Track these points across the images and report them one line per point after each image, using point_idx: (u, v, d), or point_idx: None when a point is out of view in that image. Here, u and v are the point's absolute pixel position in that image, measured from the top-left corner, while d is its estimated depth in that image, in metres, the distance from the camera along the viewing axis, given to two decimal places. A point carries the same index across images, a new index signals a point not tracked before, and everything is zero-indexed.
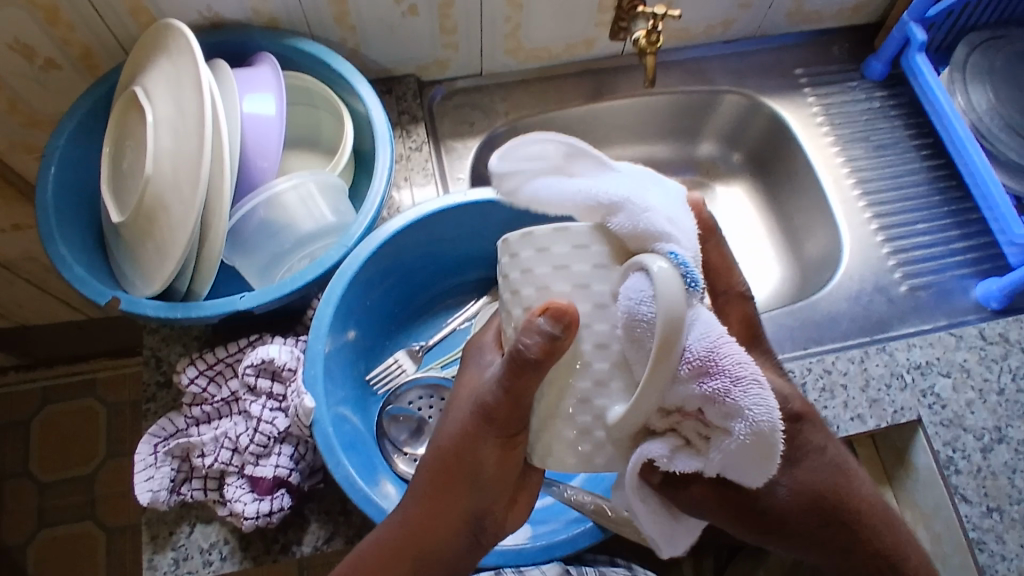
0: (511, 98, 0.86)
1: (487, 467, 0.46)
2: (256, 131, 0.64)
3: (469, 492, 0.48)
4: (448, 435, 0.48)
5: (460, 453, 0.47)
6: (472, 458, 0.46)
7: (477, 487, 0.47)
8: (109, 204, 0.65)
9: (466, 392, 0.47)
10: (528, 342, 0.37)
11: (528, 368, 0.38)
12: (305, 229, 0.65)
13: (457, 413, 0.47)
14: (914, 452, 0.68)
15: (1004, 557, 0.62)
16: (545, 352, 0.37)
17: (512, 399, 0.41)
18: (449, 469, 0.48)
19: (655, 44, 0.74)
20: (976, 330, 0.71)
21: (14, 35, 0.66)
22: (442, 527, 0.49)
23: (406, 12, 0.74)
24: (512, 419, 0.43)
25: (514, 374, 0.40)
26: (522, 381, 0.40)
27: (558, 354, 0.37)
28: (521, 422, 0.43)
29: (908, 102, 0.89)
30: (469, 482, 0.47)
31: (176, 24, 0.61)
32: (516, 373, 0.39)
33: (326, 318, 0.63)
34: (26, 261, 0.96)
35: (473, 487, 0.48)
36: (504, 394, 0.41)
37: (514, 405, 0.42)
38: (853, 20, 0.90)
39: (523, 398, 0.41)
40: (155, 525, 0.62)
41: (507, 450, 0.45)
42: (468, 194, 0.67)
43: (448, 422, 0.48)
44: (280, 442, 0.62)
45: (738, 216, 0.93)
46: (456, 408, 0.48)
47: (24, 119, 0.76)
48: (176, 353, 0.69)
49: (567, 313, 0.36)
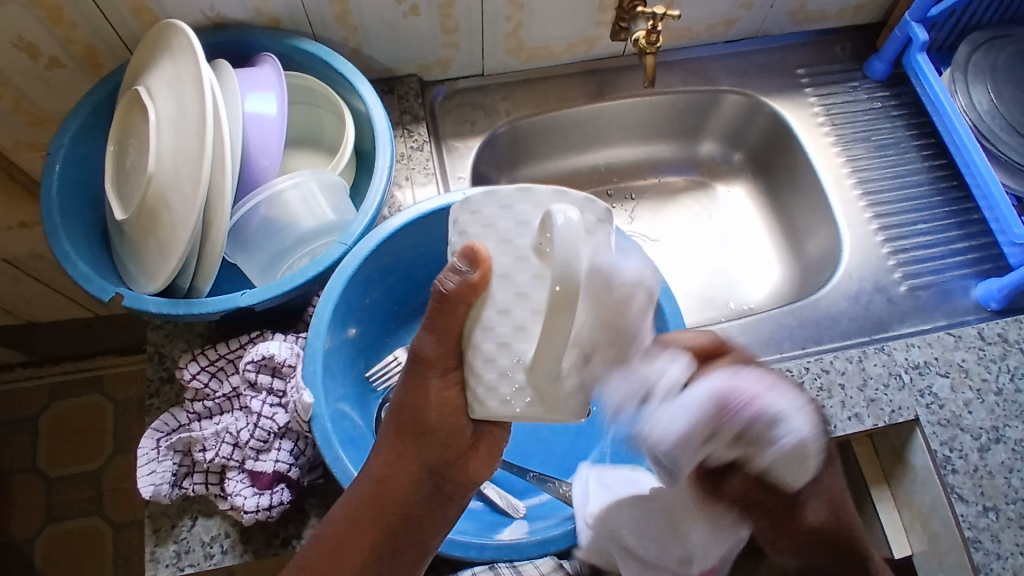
0: (512, 98, 0.87)
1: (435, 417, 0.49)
2: (257, 130, 0.65)
3: (425, 443, 0.51)
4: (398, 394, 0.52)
5: (409, 402, 0.50)
6: (417, 410, 0.50)
7: (429, 437, 0.51)
8: (113, 202, 0.66)
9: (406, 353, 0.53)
10: (446, 279, 0.40)
11: (454, 305, 0.41)
12: (306, 227, 0.66)
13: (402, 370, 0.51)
14: (911, 451, 0.68)
15: (1000, 556, 0.62)
16: (459, 286, 0.39)
17: (442, 337, 0.44)
18: (401, 425, 0.52)
19: (655, 44, 0.75)
20: (975, 330, 0.71)
21: (19, 34, 0.67)
22: (401, 482, 0.52)
23: (408, 12, 0.74)
24: (443, 356, 0.45)
25: (441, 313, 0.43)
26: (448, 317, 0.42)
27: (475, 292, 0.39)
28: (454, 359, 0.45)
29: (911, 102, 0.89)
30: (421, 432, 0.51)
31: (178, 24, 0.62)
32: (443, 312, 0.42)
33: (326, 315, 0.63)
34: (33, 258, 0.98)
35: (426, 438, 0.51)
36: (432, 333, 0.44)
37: (440, 340, 0.44)
38: (855, 19, 0.90)
39: (449, 336, 0.43)
40: (158, 518, 0.63)
41: (447, 388, 0.47)
42: (468, 193, 0.68)
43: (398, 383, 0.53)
44: (280, 437, 0.63)
45: (738, 214, 0.93)
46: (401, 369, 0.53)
47: (29, 117, 0.77)
48: (179, 349, 0.70)
49: (478, 252, 0.38)
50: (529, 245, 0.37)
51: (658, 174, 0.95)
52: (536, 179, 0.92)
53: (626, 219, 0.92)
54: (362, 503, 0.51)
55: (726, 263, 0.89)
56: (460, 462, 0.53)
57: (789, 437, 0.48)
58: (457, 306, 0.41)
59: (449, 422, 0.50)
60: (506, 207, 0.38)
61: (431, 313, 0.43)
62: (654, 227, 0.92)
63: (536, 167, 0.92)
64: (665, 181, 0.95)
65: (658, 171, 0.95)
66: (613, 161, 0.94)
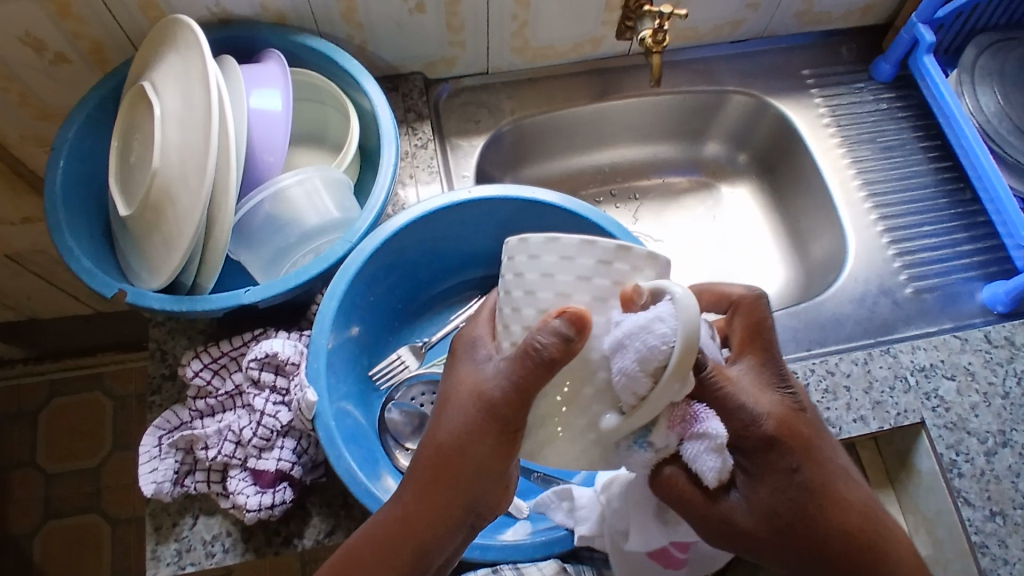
0: (517, 96, 0.86)
1: (485, 461, 0.46)
2: (262, 125, 0.65)
3: (462, 488, 0.47)
4: (444, 430, 0.46)
5: (453, 445, 0.46)
6: (466, 453, 0.46)
7: (474, 481, 0.47)
8: (117, 198, 0.66)
9: (462, 386, 0.46)
10: (544, 340, 0.39)
11: (547, 372, 0.40)
12: (310, 224, 0.66)
13: (455, 407, 0.46)
14: (917, 455, 0.68)
15: (1006, 561, 0.61)
16: (561, 353, 0.39)
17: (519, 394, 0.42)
18: (440, 461, 0.47)
19: (662, 43, 0.75)
20: (982, 333, 0.71)
21: (25, 28, 0.67)
22: (436, 514, 0.48)
23: (414, 9, 0.74)
24: (515, 414, 0.43)
25: (525, 370, 0.41)
26: (536, 379, 0.41)
27: (571, 357, 0.40)
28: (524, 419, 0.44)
29: (918, 104, 0.88)
30: (466, 477, 0.47)
31: (184, 20, 0.62)
32: (528, 372, 0.41)
33: (330, 313, 0.63)
34: (36, 253, 0.98)
35: (464, 482, 0.47)
36: (513, 388, 0.42)
37: (519, 396, 0.42)
38: (863, 21, 0.90)
39: (529, 392, 0.42)
40: (159, 515, 0.62)
41: (507, 446, 0.45)
42: (473, 192, 0.68)
43: (445, 417, 0.47)
44: (283, 435, 0.62)
45: (745, 216, 0.93)
46: (450, 403, 0.46)
47: (33, 112, 0.77)
48: (181, 346, 0.69)
49: (586, 319, 0.39)
50: (618, 304, 0.40)
51: (661, 174, 0.95)
52: (540, 178, 0.92)
53: (631, 219, 0.92)
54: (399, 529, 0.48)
55: (730, 264, 0.89)
56: (490, 504, 0.49)
57: (697, 450, 0.44)
58: (547, 372, 0.40)
59: (492, 472, 0.47)
60: (601, 261, 0.39)
61: (514, 367, 0.42)
62: (658, 227, 0.92)
63: (540, 166, 0.91)
64: (669, 181, 0.94)
65: (661, 172, 0.95)
66: (618, 161, 0.94)
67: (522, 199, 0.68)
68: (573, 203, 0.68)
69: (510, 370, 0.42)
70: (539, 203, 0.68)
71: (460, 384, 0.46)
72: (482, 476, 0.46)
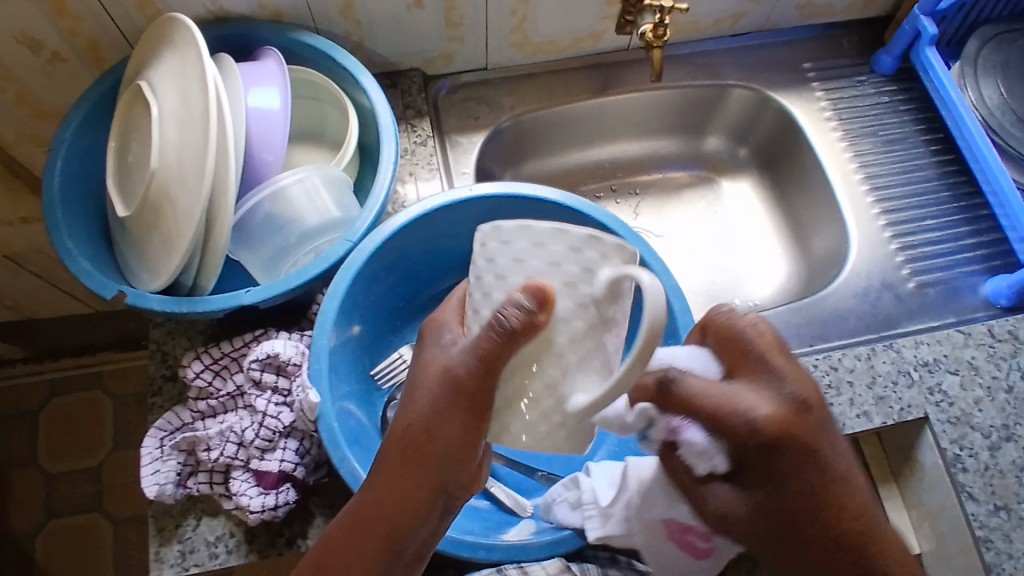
0: (516, 92, 0.86)
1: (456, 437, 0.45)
2: (260, 124, 0.64)
3: (437, 466, 0.47)
4: (416, 411, 0.46)
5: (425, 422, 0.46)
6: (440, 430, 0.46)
7: (447, 460, 0.47)
8: (116, 199, 0.65)
9: (428, 370, 0.45)
10: (508, 315, 0.37)
11: (512, 344, 0.38)
12: (310, 224, 0.65)
13: (420, 388, 0.46)
14: (920, 450, 0.68)
15: (1011, 556, 0.61)
16: (522, 327, 0.37)
17: (484, 369, 0.40)
18: (416, 439, 0.47)
19: (663, 38, 0.74)
20: (985, 328, 0.71)
21: (21, 28, 0.66)
22: (410, 498, 0.48)
23: (412, 5, 0.73)
24: (482, 391, 0.42)
25: (488, 344, 0.39)
26: (502, 352, 0.39)
27: (534, 335, 0.38)
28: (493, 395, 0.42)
29: (919, 97, 0.88)
30: (437, 458, 0.47)
31: (181, 18, 0.61)
32: (491, 346, 0.39)
33: (331, 312, 0.62)
34: (34, 253, 0.97)
35: (439, 458, 0.47)
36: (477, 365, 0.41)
37: (486, 373, 0.41)
38: (864, 13, 0.90)
39: (491, 364, 0.40)
40: (161, 517, 0.62)
41: (477, 421, 0.43)
42: (473, 189, 0.67)
43: (414, 400, 0.46)
44: (285, 436, 0.62)
45: (744, 210, 0.92)
46: (416, 386, 0.46)
47: (30, 113, 0.76)
48: (181, 347, 0.69)
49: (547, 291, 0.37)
50: (589, 292, 0.37)
51: (661, 169, 0.94)
52: (539, 174, 0.92)
53: (631, 214, 0.92)
54: (368, 514, 0.48)
55: (730, 258, 0.89)
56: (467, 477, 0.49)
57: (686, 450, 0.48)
58: (514, 345, 0.38)
59: (465, 447, 0.46)
60: (572, 248, 0.37)
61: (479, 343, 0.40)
62: (658, 223, 0.91)
63: (539, 162, 0.91)
64: (669, 177, 0.94)
65: (662, 167, 0.94)
66: (618, 156, 0.93)
67: (523, 196, 0.68)
68: (574, 200, 0.67)
69: (475, 345, 0.41)
70: (539, 201, 0.68)
71: (429, 368, 0.45)
72: (456, 456, 0.46)
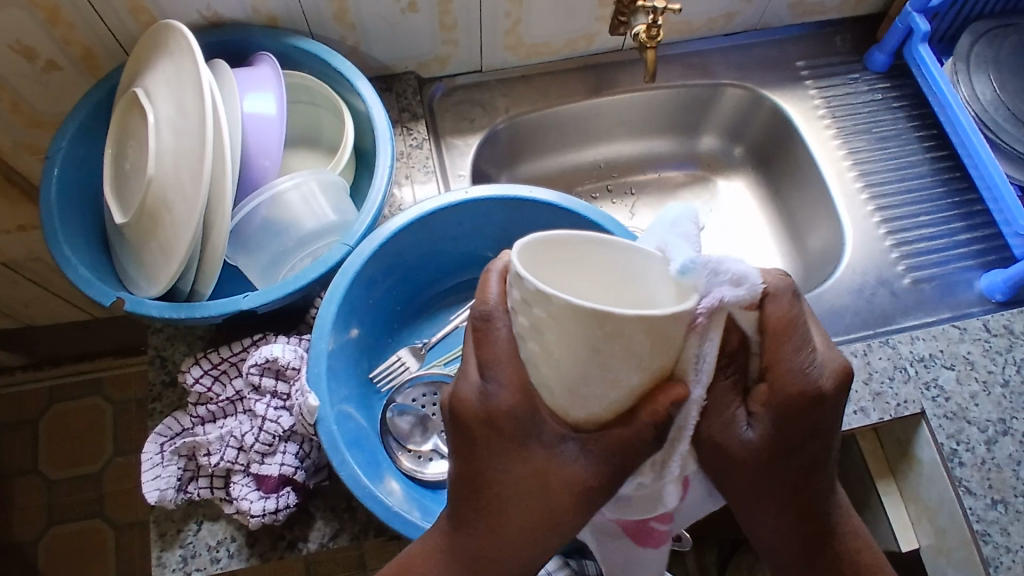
0: (512, 94, 0.86)
1: (539, 522, 0.44)
2: (256, 130, 0.65)
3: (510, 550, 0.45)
4: (502, 498, 0.44)
5: (504, 506, 0.44)
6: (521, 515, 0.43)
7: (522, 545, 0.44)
8: (113, 206, 0.66)
9: (523, 463, 0.42)
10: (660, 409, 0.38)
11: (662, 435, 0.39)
12: (307, 228, 0.65)
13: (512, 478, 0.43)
14: (917, 445, 0.68)
15: (1008, 549, 0.62)
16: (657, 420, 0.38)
17: (619, 473, 0.41)
18: (491, 519, 0.44)
19: (656, 38, 0.74)
20: (980, 322, 0.71)
21: (16, 36, 0.66)
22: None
23: (406, 8, 0.74)
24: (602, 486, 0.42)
25: (628, 454, 0.40)
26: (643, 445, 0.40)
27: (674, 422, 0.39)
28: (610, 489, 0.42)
29: (912, 94, 0.88)
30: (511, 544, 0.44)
31: (176, 25, 0.61)
32: (633, 456, 0.40)
33: (329, 316, 0.63)
34: (32, 261, 0.98)
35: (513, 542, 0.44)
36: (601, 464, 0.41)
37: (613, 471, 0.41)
38: (857, 10, 0.90)
39: (623, 470, 0.41)
40: (163, 523, 0.62)
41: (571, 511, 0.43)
42: (470, 192, 0.68)
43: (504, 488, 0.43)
44: (285, 440, 0.62)
45: (741, 208, 0.93)
46: (508, 477, 0.43)
47: (27, 120, 0.76)
48: (180, 353, 0.69)
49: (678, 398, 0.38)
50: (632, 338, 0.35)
51: (657, 169, 0.95)
52: (535, 175, 0.92)
53: (627, 215, 0.92)
54: None
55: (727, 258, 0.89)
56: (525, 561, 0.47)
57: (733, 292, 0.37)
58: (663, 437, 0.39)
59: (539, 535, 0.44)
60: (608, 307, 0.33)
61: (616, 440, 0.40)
62: (653, 222, 0.92)
63: (535, 163, 0.91)
64: (665, 176, 0.94)
65: (657, 166, 0.94)
66: (613, 156, 0.94)
67: (519, 198, 0.68)
68: (570, 202, 0.68)
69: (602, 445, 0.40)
70: (535, 202, 0.68)
71: (522, 458, 0.42)
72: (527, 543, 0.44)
